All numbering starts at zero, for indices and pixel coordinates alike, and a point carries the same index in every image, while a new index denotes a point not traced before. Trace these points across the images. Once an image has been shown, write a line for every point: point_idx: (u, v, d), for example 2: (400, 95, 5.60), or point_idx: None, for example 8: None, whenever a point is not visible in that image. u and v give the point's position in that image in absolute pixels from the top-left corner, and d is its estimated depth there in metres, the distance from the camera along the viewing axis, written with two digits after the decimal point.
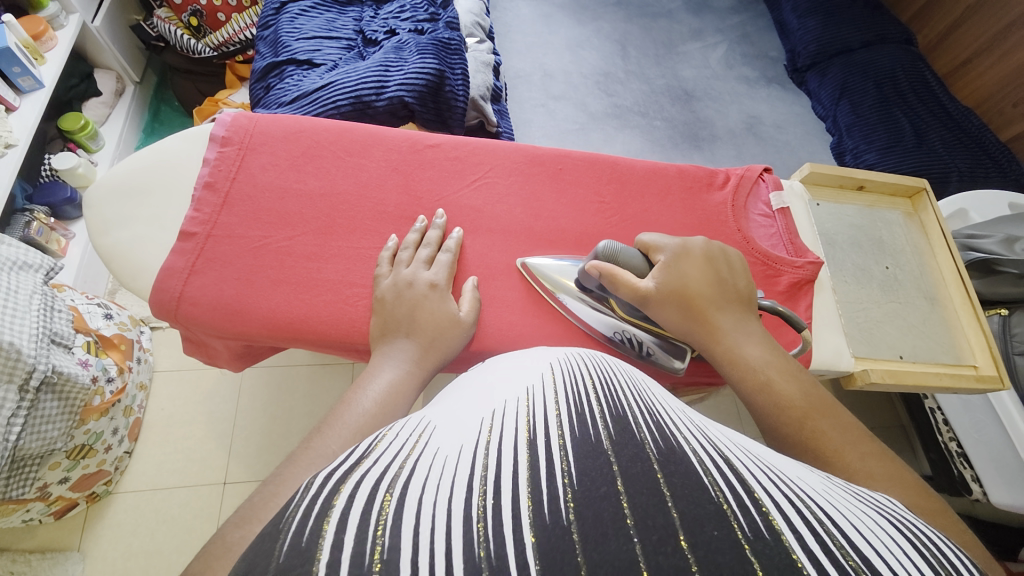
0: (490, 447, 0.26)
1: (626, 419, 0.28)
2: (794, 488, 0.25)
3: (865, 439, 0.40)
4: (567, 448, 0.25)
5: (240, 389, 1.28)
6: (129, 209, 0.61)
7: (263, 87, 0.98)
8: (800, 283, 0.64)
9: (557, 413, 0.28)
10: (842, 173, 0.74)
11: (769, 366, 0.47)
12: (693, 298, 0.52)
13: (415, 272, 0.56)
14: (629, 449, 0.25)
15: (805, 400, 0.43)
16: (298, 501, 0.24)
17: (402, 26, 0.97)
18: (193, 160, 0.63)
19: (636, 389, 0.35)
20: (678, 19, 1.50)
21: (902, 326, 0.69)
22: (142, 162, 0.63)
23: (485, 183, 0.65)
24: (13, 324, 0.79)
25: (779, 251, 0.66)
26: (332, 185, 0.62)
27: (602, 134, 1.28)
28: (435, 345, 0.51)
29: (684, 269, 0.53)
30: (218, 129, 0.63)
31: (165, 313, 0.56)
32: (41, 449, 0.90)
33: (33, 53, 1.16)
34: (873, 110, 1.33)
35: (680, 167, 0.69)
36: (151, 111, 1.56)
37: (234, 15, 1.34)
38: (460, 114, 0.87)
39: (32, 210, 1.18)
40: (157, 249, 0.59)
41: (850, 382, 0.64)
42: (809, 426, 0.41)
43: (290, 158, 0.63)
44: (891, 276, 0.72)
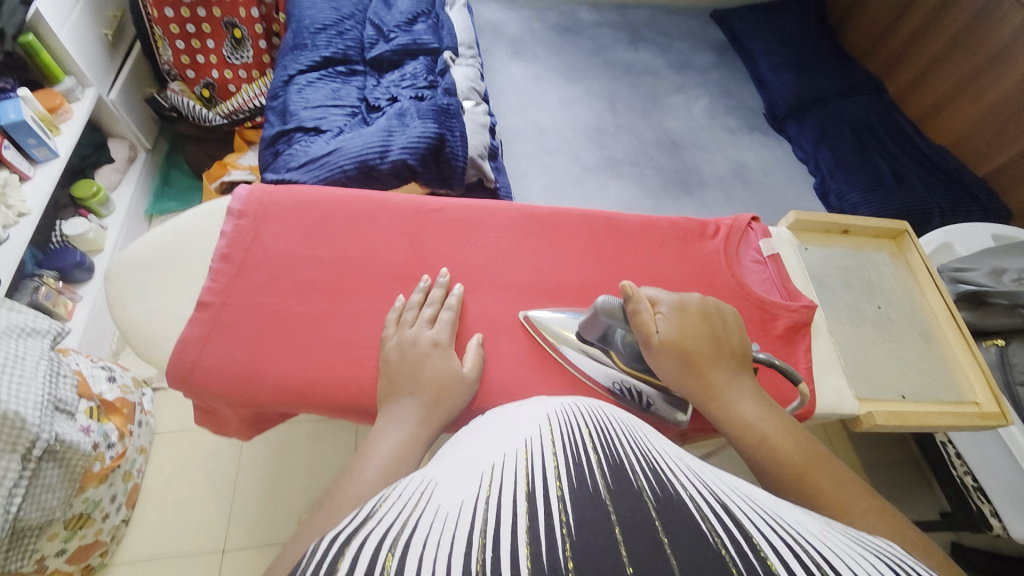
0: (490, 499, 0.27)
1: (623, 471, 0.30)
2: (791, 531, 0.26)
3: (862, 490, 0.43)
4: (565, 499, 0.26)
5: (242, 447, 1.26)
6: (147, 282, 0.63)
7: (272, 153, 1.03)
8: (796, 327, 0.65)
9: (555, 465, 0.30)
10: (826, 218, 0.78)
11: (764, 422, 0.50)
12: (688, 353, 0.54)
13: (418, 331, 0.58)
14: (627, 499, 0.26)
15: (802, 455, 0.47)
16: (306, 564, 0.25)
17: (404, 94, 1.04)
18: (212, 235, 0.66)
19: (637, 443, 0.36)
20: (661, 75, 1.61)
21: (900, 365, 0.70)
22: (162, 236, 0.65)
23: (487, 242, 0.68)
24: (20, 393, 0.83)
25: (774, 295, 0.68)
26: (342, 251, 0.65)
27: (595, 184, 1.33)
28: (439, 403, 0.52)
29: (682, 326, 0.55)
30: (234, 203, 0.66)
31: (180, 382, 0.57)
32: (41, 519, 0.90)
33: (48, 124, 1.23)
34: (851, 153, 1.40)
35: (672, 219, 0.72)
36: (161, 176, 1.62)
37: (243, 86, 1.41)
38: (459, 173, 0.91)
39: (41, 276, 1.21)
40: (174, 318, 0.61)
41: (856, 424, 0.64)
42: (810, 481, 0.44)
43: (302, 227, 0.66)
44: (883, 315, 0.74)
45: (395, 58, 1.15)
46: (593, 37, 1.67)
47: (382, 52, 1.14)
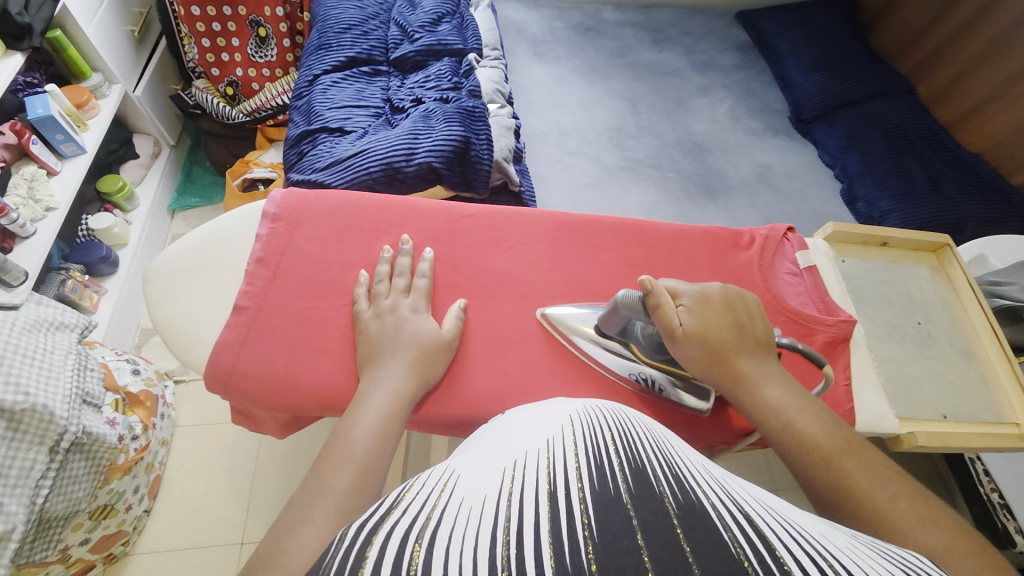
0: (511, 498, 0.30)
1: (646, 476, 0.32)
2: (816, 543, 0.28)
3: (889, 473, 0.45)
4: (588, 502, 0.29)
5: (261, 441, 1.27)
6: (182, 285, 0.63)
7: (296, 153, 1.03)
8: (835, 342, 0.64)
9: (576, 467, 0.33)
10: (865, 231, 0.76)
11: (790, 408, 0.51)
12: (715, 343, 0.54)
13: (395, 301, 0.59)
14: (649, 503, 0.29)
15: (829, 439, 0.48)
16: (334, 552, 0.28)
17: (429, 96, 1.03)
18: (246, 238, 0.66)
19: (657, 444, 0.39)
20: (684, 77, 1.58)
21: (941, 383, 0.68)
22: (200, 239, 0.66)
23: (518, 250, 0.68)
24: (48, 387, 0.84)
25: (810, 309, 0.66)
26: (375, 256, 0.64)
27: (617, 187, 1.32)
28: (420, 367, 0.55)
29: (706, 317, 0.55)
30: (270, 206, 0.66)
31: (217, 386, 0.58)
32: (66, 510, 0.91)
33: (76, 120, 1.24)
34: (881, 158, 1.37)
35: (705, 229, 0.71)
36: (184, 172, 1.64)
37: (267, 84, 1.42)
38: (484, 176, 0.90)
39: (68, 268, 1.22)
40: (209, 322, 0.61)
41: (896, 444, 0.63)
42: (837, 469, 0.46)
43: (336, 232, 0.66)
44: (923, 331, 0.72)
45: (420, 58, 1.14)
46: (616, 38, 1.65)
47: (406, 52, 1.14)
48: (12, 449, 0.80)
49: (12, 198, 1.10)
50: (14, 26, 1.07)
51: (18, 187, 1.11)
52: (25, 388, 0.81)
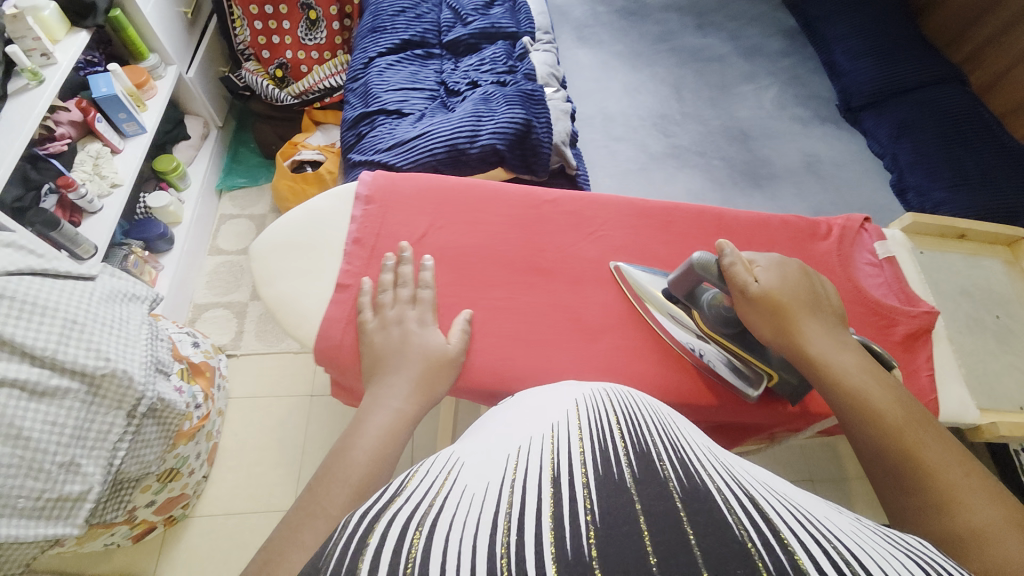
0: (514, 484, 0.31)
1: (651, 460, 0.33)
2: (821, 529, 0.29)
3: (947, 441, 0.48)
4: (590, 487, 0.30)
5: (309, 415, 1.32)
6: (288, 262, 0.66)
7: (354, 135, 1.05)
8: (917, 333, 0.64)
9: (580, 450, 0.34)
10: (943, 223, 0.75)
11: (860, 371, 0.53)
12: (784, 307, 0.56)
13: (401, 312, 0.60)
14: (653, 488, 0.30)
15: (894, 403, 0.51)
16: (337, 539, 0.28)
17: (485, 79, 1.04)
18: (341, 217, 0.69)
19: (664, 429, 0.40)
20: (729, 63, 1.56)
21: (1021, 377, 0.68)
22: (299, 218, 0.69)
23: (600, 235, 0.71)
24: (126, 353, 0.87)
25: (891, 300, 0.67)
26: (465, 238, 0.68)
27: (662, 173, 1.31)
28: (428, 380, 0.56)
29: (785, 280, 0.57)
30: (362, 188, 0.70)
31: (325, 358, 0.62)
32: (138, 472, 0.95)
33: (137, 100, 1.28)
34: (935, 147, 1.34)
35: (783, 218, 0.72)
36: (231, 153, 1.68)
37: (315, 66, 1.44)
38: (544, 160, 0.92)
39: (129, 245, 1.28)
40: (314, 297, 0.64)
41: (976, 435, 0.64)
42: (899, 431, 0.49)
43: (428, 214, 0.69)
44: (1003, 325, 0.72)
45: (473, 41, 1.15)
46: (660, 22, 1.63)
47: (460, 35, 1.14)
48: (91, 413, 0.82)
49: (79, 173, 1.14)
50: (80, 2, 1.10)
51: (84, 164, 1.16)
52: (106, 354, 0.83)
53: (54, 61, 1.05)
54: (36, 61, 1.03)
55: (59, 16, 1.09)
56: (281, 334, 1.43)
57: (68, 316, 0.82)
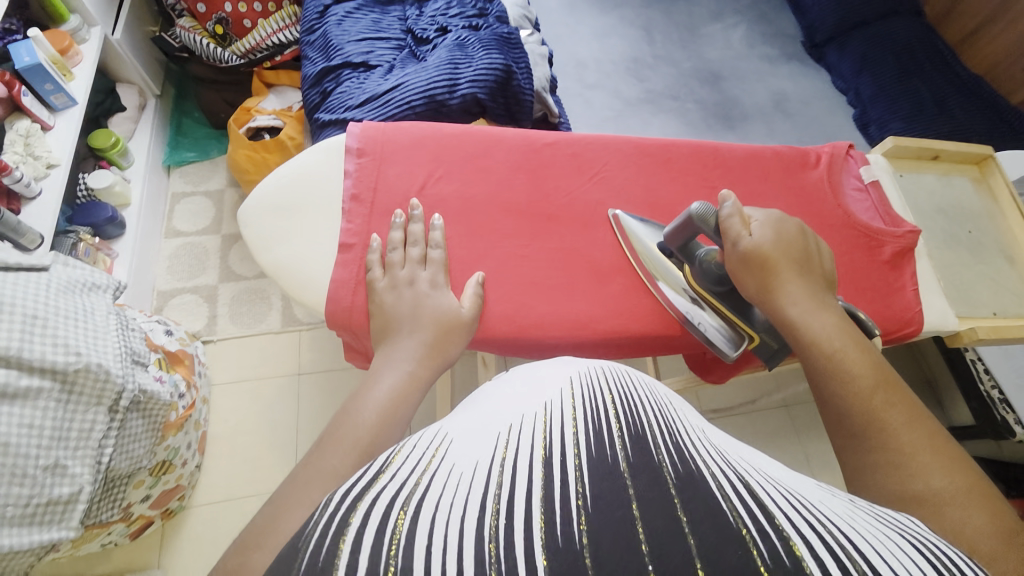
0: (505, 465, 0.28)
1: (644, 440, 0.30)
2: (817, 513, 0.26)
3: (932, 418, 0.41)
4: (582, 468, 0.27)
5: (299, 394, 1.29)
6: (280, 225, 0.64)
7: (318, 93, 0.98)
8: (902, 252, 0.68)
9: (575, 430, 0.30)
10: (922, 146, 0.78)
11: (835, 334, 0.49)
12: (773, 266, 0.55)
13: (412, 272, 0.59)
14: (646, 471, 0.27)
15: (870, 369, 0.46)
16: (318, 518, 0.27)
17: (455, 24, 0.98)
18: (332, 175, 0.65)
19: (658, 406, 0.36)
20: (696, 1, 1.53)
21: (996, 285, 0.74)
22: (285, 177, 0.65)
23: (604, 177, 0.70)
24: (97, 346, 0.80)
25: (878, 223, 0.70)
26: (468, 189, 0.66)
27: (638, 120, 1.29)
28: (439, 346, 0.53)
29: (776, 238, 0.56)
30: (351, 141, 0.66)
31: (337, 322, 0.61)
32: (130, 468, 0.91)
33: (61, 68, 1.13)
34: (894, 80, 1.38)
35: (775, 150, 0.72)
36: (173, 125, 1.53)
37: (259, 20, 1.31)
38: (528, 107, 0.89)
39: (76, 232, 1.16)
40: (317, 261, 0.62)
41: (955, 340, 0.70)
42: (870, 397, 0.44)
43: (425, 166, 0.66)
44: (975, 239, 0.76)
45: None
46: None
47: None
48: (69, 412, 0.76)
49: (10, 155, 1.02)
50: None
51: (15, 145, 1.03)
52: (76, 348, 0.77)
53: None
54: None
55: None
56: (259, 314, 1.36)
57: (27, 312, 0.75)
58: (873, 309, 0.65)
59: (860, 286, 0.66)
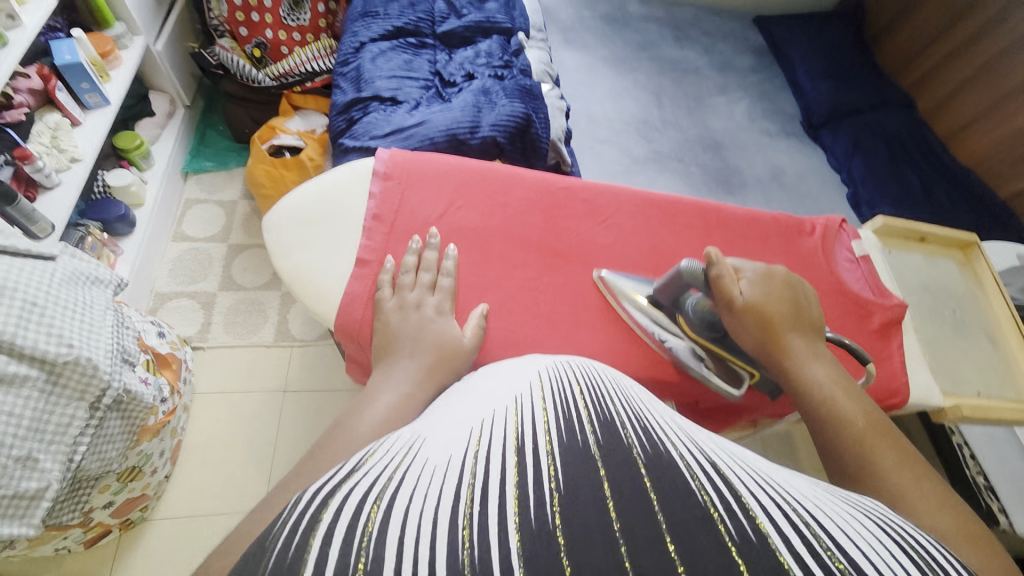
0: (477, 457, 0.31)
1: (615, 429, 0.34)
2: (781, 492, 0.31)
3: (921, 463, 0.45)
4: (556, 459, 0.31)
5: (281, 411, 1.27)
6: (302, 237, 0.66)
7: (345, 120, 1.02)
8: (890, 323, 0.71)
9: (545, 421, 0.35)
10: (907, 227, 0.83)
11: (833, 385, 0.52)
12: (768, 319, 0.57)
13: (421, 296, 0.60)
14: (619, 456, 0.31)
15: (866, 419, 0.49)
16: (287, 516, 0.28)
17: (481, 72, 1.05)
18: (356, 195, 0.68)
19: (626, 399, 0.41)
20: (705, 75, 1.64)
21: (976, 366, 0.77)
22: (311, 193, 0.68)
23: (614, 223, 0.73)
24: (90, 340, 0.80)
25: (867, 293, 0.73)
26: (484, 221, 0.69)
27: (644, 177, 1.36)
28: (439, 367, 0.53)
29: (767, 291, 0.58)
30: (380, 165, 0.69)
31: (344, 334, 0.62)
32: (99, 470, 0.88)
33: (100, 70, 1.18)
34: (884, 165, 1.47)
35: (775, 215, 0.76)
36: (197, 135, 1.58)
37: (297, 48, 1.38)
38: (543, 153, 0.94)
39: (86, 226, 1.17)
40: (333, 274, 0.64)
41: (940, 416, 0.70)
42: (865, 442, 0.47)
43: (446, 195, 0.69)
44: (959, 318, 0.80)
45: (468, 34, 1.15)
46: (640, 31, 1.69)
47: (454, 28, 1.15)
48: (51, 404, 0.75)
49: (35, 145, 1.04)
50: None
51: (41, 136, 1.06)
52: (70, 339, 0.77)
53: (20, 23, 0.96)
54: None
55: None
56: (253, 325, 1.36)
57: (27, 298, 0.75)
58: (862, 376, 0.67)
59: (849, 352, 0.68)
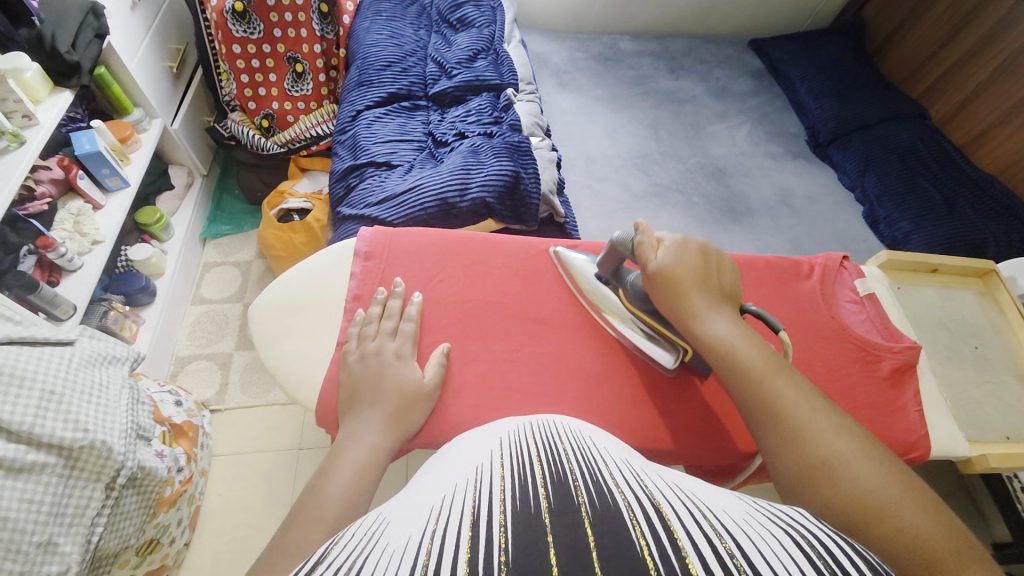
0: (436, 534, 0.29)
1: (566, 488, 0.34)
2: (723, 531, 0.30)
3: (807, 390, 0.53)
4: (508, 527, 0.29)
5: (295, 470, 1.27)
6: (290, 324, 0.68)
7: (343, 187, 1.06)
8: (902, 368, 0.69)
9: (502, 489, 0.34)
10: (917, 261, 0.90)
11: (737, 339, 0.56)
12: (679, 283, 0.59)
13: (381, 343, 0.62)
14: (566, 516, 0.30)
15: (765, 363, 0.54)
16: None
17: (471, 130, 1.08)
18: (339, 276, 0.70)
19: (583, 456, 0.41)
20: (702, 103, 1.64)
21: (1000, 407, 0.81)
22: (296, 276, 0.71)
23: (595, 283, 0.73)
24: (106, 422, 0.83)
25: (874, 336, 0.72)
26: (467, 292, 0.70)
27: (646, 212, 1.34)
28: (401, 415, 0.58)
29: (681, 257, 0.61)
30: (361, 245, 0.71)
31: (325, 422, 0.63)
32: (117, 547, 0.90)
33: (120, 154, 1.27)
34: (900, 180, 1.41)
35: (769, 260, 0.76)
36: (214, 201, 1.67)
37: (302, 116, 1.45)
38: (534, 210, 0.94)
39: (110, 300, 1.24)
40: (317, 358, 0.65)
41: (967, 466, 0.73)
42: (767, 385, 0.53)
43: (426, 270, 0.71)
44: (979, 354, 0.86)
45: (459, 93, 1.19)
46: (634, 67, 1.71)
47: (445, 88, 1.18)
48: (69, 487, 0.77)
49: (59, 233, 1.12)
50: (64, 63, 1.08)
51: (65, 223, 1.14)
52: (86, 424, 0.80)
53: (37, 121, 1.04)
54: (17, 121, 1.02)
55: (42, 77, 1.07)
56: (268, 383, 1.39)
57: (46, 387, 0.78)
58: (873, 429, 0.65)
59: (856, 404, 0.67)
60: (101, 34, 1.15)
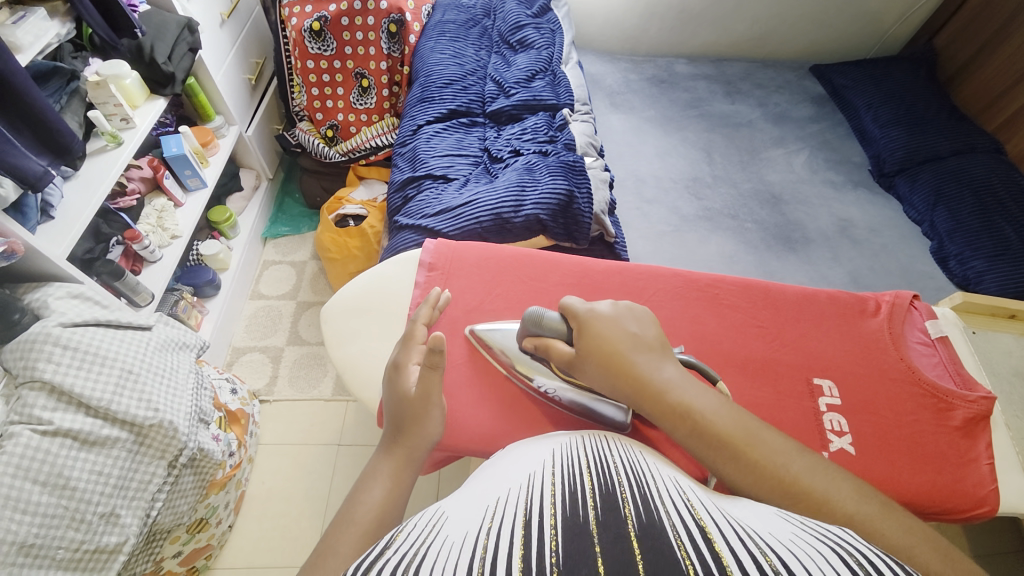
0: (490, 531, 0.31)
1: (614, 500, 0.35)
2: (768, 551, 0.30)
3: (786, 444, 0.51)
4: (559, 528, 0.31)
5: (335, 465, 1.32)
6: (357, 325, 0.72)
7: (402, 197, 1.11)
8: (976, 419, 0.65)
9: (553, 495, 0.35)
10: (993, 304, 0.84)
11: (696, 405, 0.51)
12: (613, 354, 0.55)
13: (397, 354, 0.63)
14: (613, 526, 0.31)
15: (735, 430, 0.50)
16: None
17: (527, 147, 1.11)
18: (404, 284, 0.74)
19: (632, 473, 0.41)
20: (759, 128, 1.60)
21: None
22: (365, 281, 0.75)
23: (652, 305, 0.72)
24: (174, 403, 0.90)
25: (947, 382, 0.68)
26: (522, 306, 0.73)
27: (695, 236, 1.32)
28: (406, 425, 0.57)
29: (596, 332, 0.57)
30: (425, 256, 0.76)
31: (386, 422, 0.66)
32: (171, 523, 0.95)
33: (200, 157, 1.38)
34: (973, 216, 1.33)
35: (831, 293, 0.74)
36: (277, 204, 1.78)
37: (363, 127, 1.52)
38: (585, 229, 0.95)
39: (180, 290, 1.34)
40: (379, 360, 0.69)
41: None
42: (747, 455, 0.48)
43: (484, 283, 0.74)
44: None
45: (515, 112, 1.22)
46: (689, 89, 1.70)
47: (502, 106, 1.22)
48: (135, 463, 0.84)
49: (144, 226, 1.23)
50: (161, 73, 1.19)
51: (149, 218, 1.25)
52: (156, 404, 0.86)
53: (133, 125, 1.14)
54: (117, 124, 1.12)
55: (140, 85, 1.19)
56: (314, 379, 1.45)
57: (124, 366, 0.86)
58: (942, 480, 0.62)
59: (924, 452, 0.63)
60: (194, 48, 1.25)
